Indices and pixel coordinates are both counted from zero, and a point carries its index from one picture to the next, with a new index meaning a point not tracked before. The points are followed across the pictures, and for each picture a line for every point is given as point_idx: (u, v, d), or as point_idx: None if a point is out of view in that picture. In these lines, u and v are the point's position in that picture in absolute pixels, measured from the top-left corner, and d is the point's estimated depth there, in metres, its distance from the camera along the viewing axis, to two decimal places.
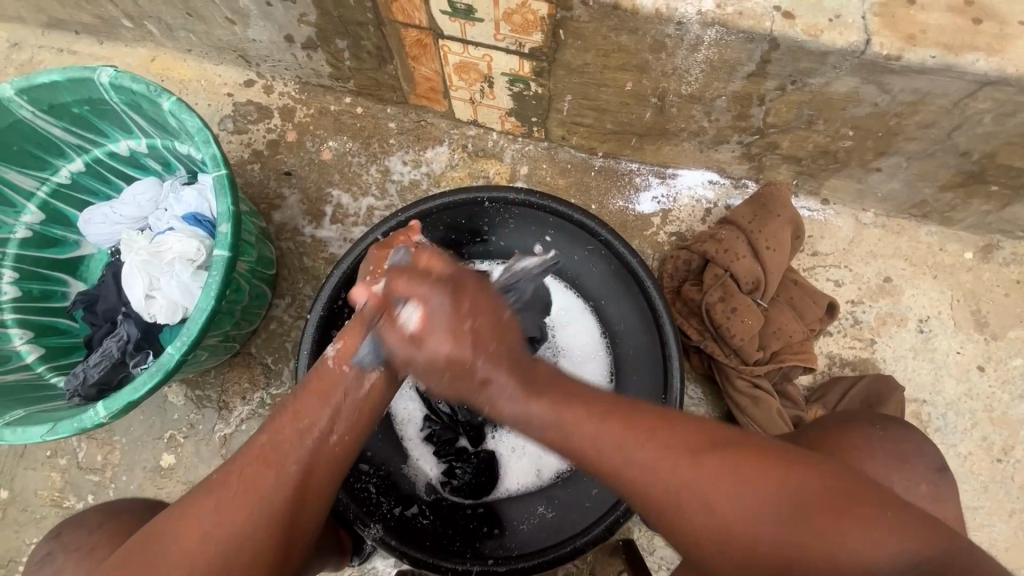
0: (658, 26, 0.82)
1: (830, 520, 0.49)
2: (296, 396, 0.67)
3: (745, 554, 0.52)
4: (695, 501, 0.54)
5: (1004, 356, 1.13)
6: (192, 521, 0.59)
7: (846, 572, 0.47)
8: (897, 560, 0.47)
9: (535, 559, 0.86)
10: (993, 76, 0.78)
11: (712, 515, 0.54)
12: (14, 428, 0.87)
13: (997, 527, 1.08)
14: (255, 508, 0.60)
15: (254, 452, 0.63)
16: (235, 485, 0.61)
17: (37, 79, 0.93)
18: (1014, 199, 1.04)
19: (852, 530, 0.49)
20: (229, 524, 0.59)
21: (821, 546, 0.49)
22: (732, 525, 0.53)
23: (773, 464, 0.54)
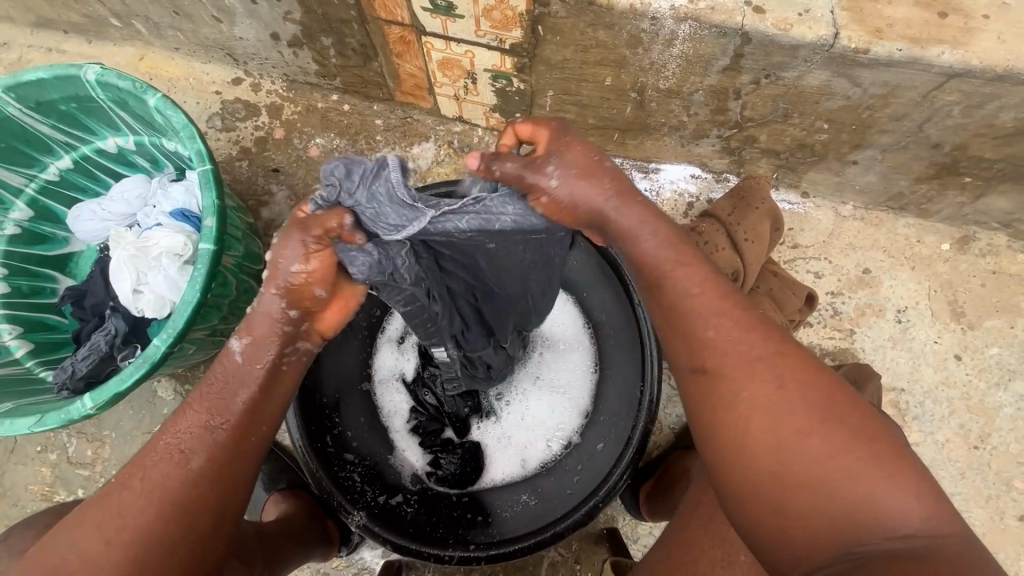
0: (633, 21, 0.84)
1: (874, 471, 0.52)
2: (197, 394, 0.61)
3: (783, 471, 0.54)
4: (763, 407, 0.56)
5: (981, 345, 1.15)
6: (97, 524, 0.58)
7: (862, 513, 0.51)
8: (920, 520, 0.51)
9: (517, 545, 0.88)
10: (959, 68, 0.80)
11: (770, 420, 0.55)
12: (2, 420, 0.88)
13: (974, 512, 1.10)
14: (154, 509, 0.58)
15: (155, 452, 0.60)
16: (138, 486, 0.59)
17: (23, 76, 0.94)
18: (987, 190, 1.06)
19: (885, 483, 0.52)
20: (130, 525, 0.58)
21: (854, 486, 0.52)
22: (785, 438, 0.54)
23: (850, 414, 0.55)
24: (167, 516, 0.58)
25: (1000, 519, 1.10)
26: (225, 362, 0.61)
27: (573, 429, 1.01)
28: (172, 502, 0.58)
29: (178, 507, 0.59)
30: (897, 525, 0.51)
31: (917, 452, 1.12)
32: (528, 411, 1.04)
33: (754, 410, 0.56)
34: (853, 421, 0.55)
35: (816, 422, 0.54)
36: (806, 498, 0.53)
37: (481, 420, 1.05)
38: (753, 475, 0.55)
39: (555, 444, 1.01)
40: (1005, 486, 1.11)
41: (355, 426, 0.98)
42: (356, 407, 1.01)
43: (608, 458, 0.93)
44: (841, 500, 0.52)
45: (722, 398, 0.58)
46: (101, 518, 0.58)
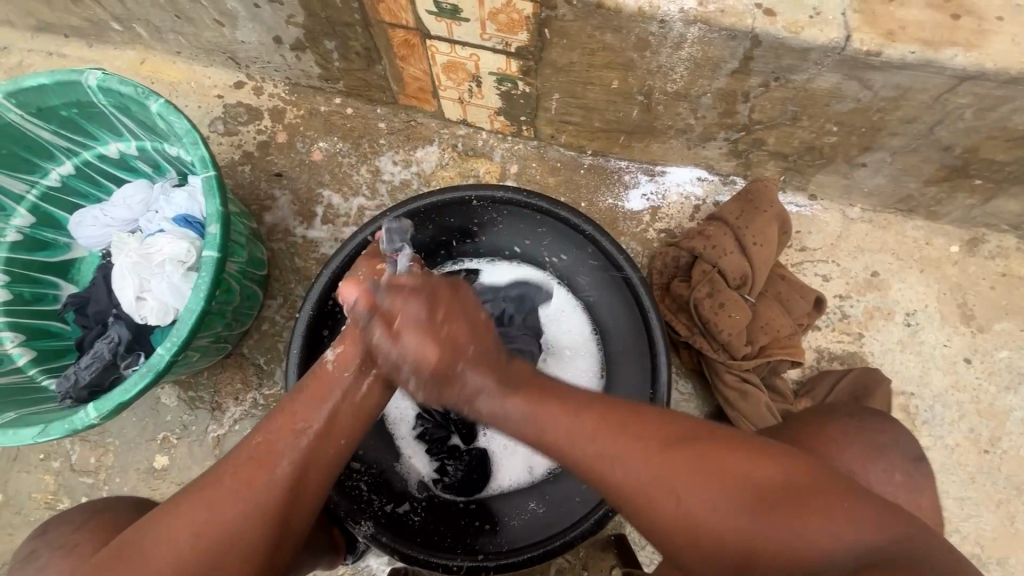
0: (641, 25, 0.83)
1: (788, 519, 0.51)
2: (292, 398, 0.67)
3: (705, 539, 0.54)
4: (671, 506, 0.55)
5: (990, 348, 1.14)
6: (187, 516, 0.58)
7: (798, 563, 0.49)
8: (844, 548, 0.48)
9: (525, 554, 0.87)
10: (972, 71, 0.79)
11: (683, 514, 0.54)
12: (5, 430, 0.87)
13: (985, 517, 1.09)
14: (250, 505, 0.59)
15: (250, 451, 0.62)
16: (230, 482, 0.60)
17: (24, 82, 0.93)
18: (998, 192, 1.05)
19: (804, 524, 0.50)
20: (223, 522, 0.58)
21: (776, 540, 0.50)
22: (701, 525, 0.53)
23: (743, 461, 0.55)
24: (268, 511, 0.60)
25: (1010, 524, 1.09)
26: (318, 372, 0.68)
27: None
28: (266, 500, 0.60)
29: (272, 506, 0.60)
30: (832, 563, 0.48)
31: (927, 456, 1.11)
32: None
33: (671, 516, 0.55)
34: (744, 470, 0.54)
35: (704, 495, 0.54)
36: (753, 572, 0.51)
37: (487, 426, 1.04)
38: (706, 572, 0.54)
39: None
40: (1016, 491, 1.10)
41: None
42: None
43: None
44: (774, 561, 0.50)
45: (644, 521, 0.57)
46: (184, 515, 0.58)
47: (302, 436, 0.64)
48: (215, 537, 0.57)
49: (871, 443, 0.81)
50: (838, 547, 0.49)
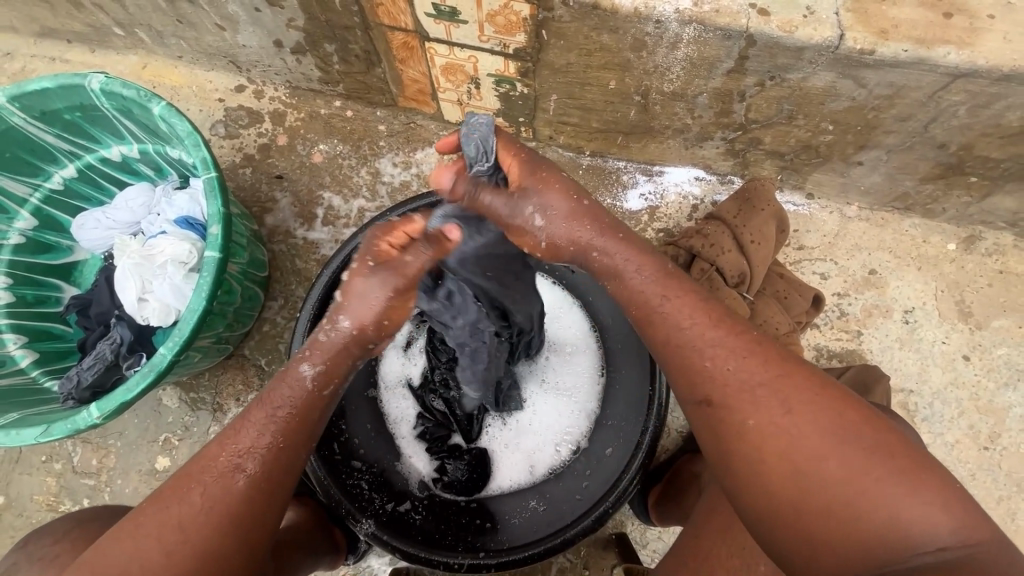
0: (638, 25, 0.84)
1: (905, 486, 0.50)
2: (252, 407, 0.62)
3: (805, 489, 0.53)
4: (789, 438, 0.54)
5: (989, 345, 1.14)
6: (156, 537, 0.58)
7: (895, 531, 0.49)
8: (953, 531, 0.49)
9: (528, 551, 0.88)
10: (965, 69, 0.80)
11: (795, 445, 0.54)
12: (7, 431, 0.88)
13: (986, 514, 1.09)
14: (220, 520, 0.59)
15: (215, 466, 0.60)
16: (200, 499, 0.59)
17: (28, 86, 0.94)
18: (993, 189, 1.05)
19: (913, 503, 0.49)
20: (192, 539, 0.58)
21: (881, 503, 0.50)
22: (808, 463, 0.53)
23: (882, 431, 0.53)
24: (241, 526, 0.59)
25: (1011, 521, 1.09)
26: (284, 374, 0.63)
27: (580, 433, 1.00)
28: (236, 512, 0.59)
29: (245, 517, 0.60)
30: (929, 542, 0.48)
31: None
32: (536, 416, 1.04)
33: (781, 441, 0.54)
34: (890, 441, 0.53)
35: (832, 439, 0.53)
36: (840, 522, 0.51)
37: (488, 424, 1.04)
38: (777, 505, 0.54)
39: (563, 449, 1.00)
40: (1017, 487, 1.10)
41: (362, 432, 0.99)
42: (361, 414, 1.01)
43: (617, 462, 0.93)
44: (869, 520, 0.50)
45: (741, 432, 0.57)
46: (157, 533, 0.58)
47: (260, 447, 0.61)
48: (190, 554, 0.57)
49: None
50: (948, 530, 0.49)
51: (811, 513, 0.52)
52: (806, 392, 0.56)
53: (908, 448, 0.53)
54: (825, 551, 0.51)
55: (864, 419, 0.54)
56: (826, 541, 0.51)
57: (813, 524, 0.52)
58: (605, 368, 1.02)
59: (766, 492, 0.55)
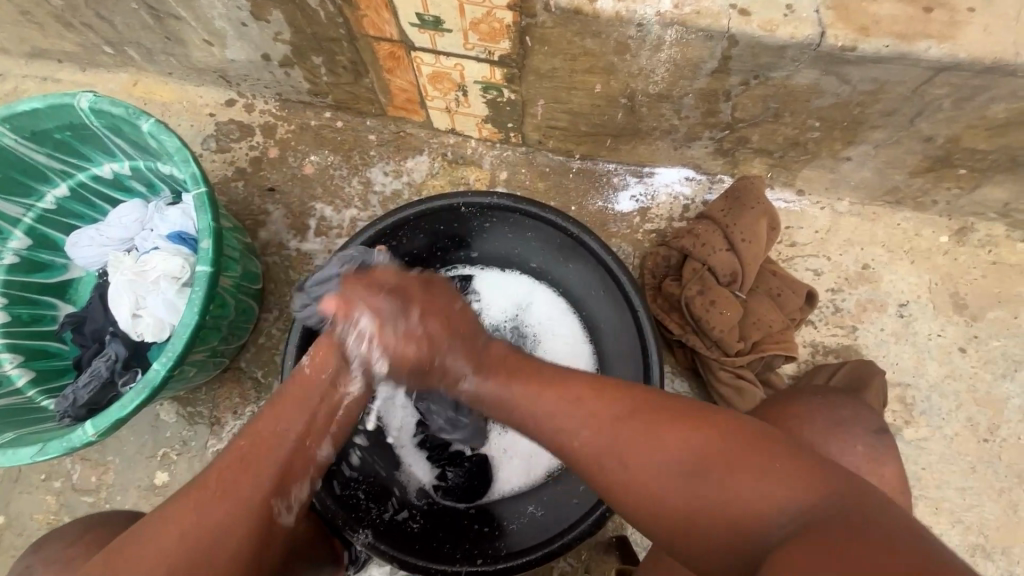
0: (620, 29, 0.84)
1: (754, 464, 0.55)
2: (270, 406, 0.69)
3: (643, 488, 0.59)
4: (620, 460, 0.60)
5: (985, 336, 1.14)
6: (172, 522, 0.59)
7: (748, 522, 0.53)
8: (798, 500, 0.51)
9: (525, 557, 0.86)
10: (947, 62, 0.80)
11: (650, 474, 0.58)
12: (4, 450, 0.88)
13: (987, 506, 1.09)
14: (235, 509, 0.61)
15: (240, 453, 0.64)
16: (230, 497, 0.61)
17: (18, 107, 0.95)
18: (983, 180, 1.05)
19: (750, 487, 0.54)
20: (231, 536, 0.60)
21: (728, 491, 0.54)
22: (657, 486, 0.58)
23: (703, 426, 0.59)
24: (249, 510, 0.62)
25: (1013, 513, 1.09)
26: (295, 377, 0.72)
27: None
28: (257, 498, 0.63)
29: (259, 505, 0.63)
30: (782, 519, 0.51)
31: (926, 447, 1.11)
32: None
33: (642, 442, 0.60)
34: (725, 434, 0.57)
35: (668, 452, 0.58)
36: (702, 526, 0.55)
37: (485, 431, 1.05)
38: (660, 525, 0.58)
39: None
40: (1017, 479, 1.09)
41: (358, 443, 0.97)
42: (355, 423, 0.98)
43: None
44: (728, 508, 0.54)
45: (603, 479, 0.61)
46: (155, 533, 0.59)
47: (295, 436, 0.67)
48: (202, 539, 0.59)
49: (832, 423, 0.83)
50: (796, 498, 0.52)
51: (686, 520, 0.56)
52: (649, 414, 0.62)
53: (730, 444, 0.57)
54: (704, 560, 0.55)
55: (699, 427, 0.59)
56: (712, 542, 0.54)
57: (693, 535, 0.55)
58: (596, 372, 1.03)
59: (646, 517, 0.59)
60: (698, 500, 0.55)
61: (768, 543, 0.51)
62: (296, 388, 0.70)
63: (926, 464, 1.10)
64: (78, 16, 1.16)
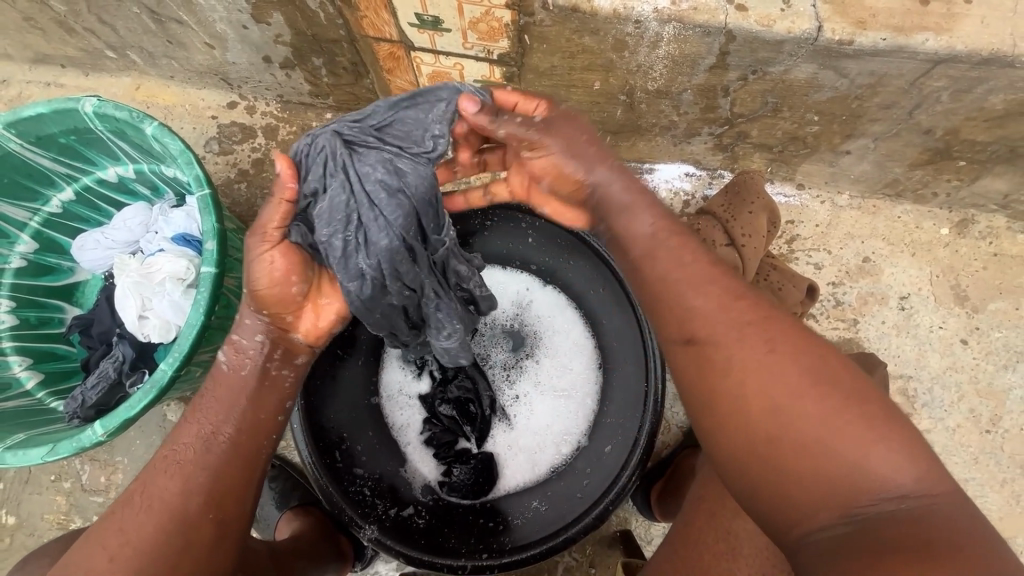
0: (617, 26, 0.84)
1: (885, 439, 0.53)
2: (190, 411, 0.70)
3: (768, 400, 0.57)
4: (754, 354, 0.60)
5: (987, 328, 1.14)
6: (102, 543, 0.63)
7: (861, 482, 0.52)
8: (915, 484, 0.52)
9: (529, 551, 0.87)
10: (944, 54, 0.80)
11: (784, 394, 0.57)
12: (15, 452, 0.89)
13: (990, 497, 1.09)
14: (163, 520, 0.64)
15: (161, 465, 0.67)
16: (145, 502, 0.65)
17: (23, 112, 0.96)
18: (983, 171, 1.05)
19: (876, 448, 0.53)
20: (157, 547, 0.63)
21: (853, 450, 0.53)
22: (787, 406, 0.56)
23: (851, 379, 0.57)
24: (177, 519, 0.64)
25: (1016, 504, 1.09)
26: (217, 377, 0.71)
27: (581, 432, 1.02)
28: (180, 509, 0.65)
29: (189, 511, 0.65)
30: (886, 492, 0.52)
31: (928, 438, 1.11)
32: (536, 416, 1.05)
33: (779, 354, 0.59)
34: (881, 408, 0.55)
35: (820, 387, 0.56)
36: (813, 468, 0.54)
37: (492, 428, 1.06)
38: (751, 443, 0.58)
39: (564, 448, 1.02)
40: (1020, 470, 1.10)
41: (365, 440, 0.99)
42: (361, 423, 1.00)
43: (614, 462, 0.93)
44: (838, 465, 0.53)
45: (728, 370, 0.61)
46: (92, 552, 0.63)
47: (209, 443, 0.68)
48: (137, 552, 0.63)
49: None
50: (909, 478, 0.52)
51: (790, 451, 0.56)
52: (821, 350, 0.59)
53: (869, 402, 0.56)
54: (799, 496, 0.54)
55: (845, 375, 0.58)
56: (794, 483, 0.55)
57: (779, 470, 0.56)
58: (599, 366, 1.03)
59: (746, 427, 0.58)
60: (824, 440, 0.54)
61: (854, 508, 0.52)
62: (222, 384, 0.71)
63: None
64: (81, 21, 1.17)
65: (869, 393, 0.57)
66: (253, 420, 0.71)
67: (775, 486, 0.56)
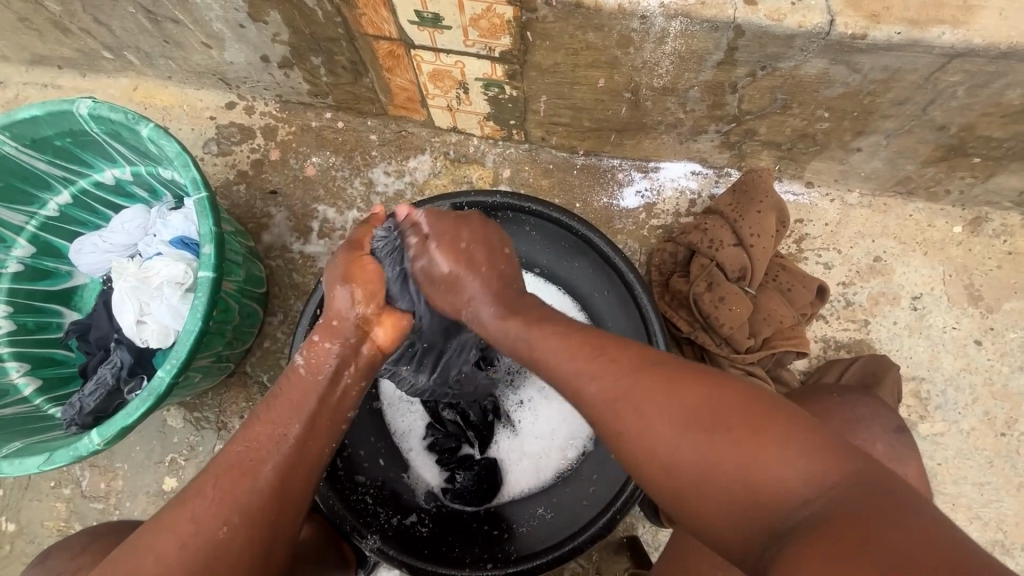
0: (623, 21, 0.82)
1: (771, 443, 0.50)
2: (266, 405, 0.67)
3: (650, 440, 0.55)
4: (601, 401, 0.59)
5: (1001, 328, 1.12)
6: (173, 531, 0.58)
7: (762, 492, 0.49)
8: (808, 482, 0.48)
9: (535, 560, 0.85)
10: (961, 48, 0.78)
11: (648, 425, 0.55)
12: (11, 460, 0.88)
13: (1006, 501, 1.07)
14: (233, 512, 0.60)
15: (231, 458, 0.62)
16: (214, 492, 0.60)
17: (17, 115, 0.94)
18: (998, 168, 1.03)
19: (769, 457, 0.49)
20: (224, 542, 0.59)
21: (738, 464, 0.50)
22: (667, 440, 0.54)
23: (720, 387, 0.55)
24: (247, 514, 0.60)
25: None
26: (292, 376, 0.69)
27: (588, 436, 1.00)
28: (252, 504, 0.60)
29: (258, 507, 0.61)
30: (790, 497, 0.48)
31: (942, 442, 1.09)
32: (541, 421, 1.03)
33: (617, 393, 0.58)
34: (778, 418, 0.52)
35: (678, 409, 0.54)
36: (715, 491, 0.51)
37: (496, 434, 1.04)
38: (664, 484, 0.54)
39: (570, 453, 1.00)
40: None
41: (368, 446, 0.97)
42: (363, 429, 0.99)
43: (620, 469, 0.91)
44: (736, 480, 0.50)
45: (617, 435, 0.57)
46: (155, 541, 0.58)
47: (283, 441, 0.64)
48: (204, 546, 0.58)
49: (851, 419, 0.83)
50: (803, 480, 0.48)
51: (688, 487, 0.53)
52: (612, 361, 0.60)
53: (752, 403, 0.53)
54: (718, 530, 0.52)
55: (670, 387, 0.56)
56: (708, 507, 0.52)
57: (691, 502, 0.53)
58: None
59: (648, 473, 0.55)
60: (716, 464, 0.51)
61: (774, 519, 0.48)
62: (302, 381, 0.68)
63: (942, 459, 1.08)
64: (76, 21, 1.15)
65: (749, 395, 0.54)
66: (327, 425, 0.68)
67: (697, 522, 0.53)
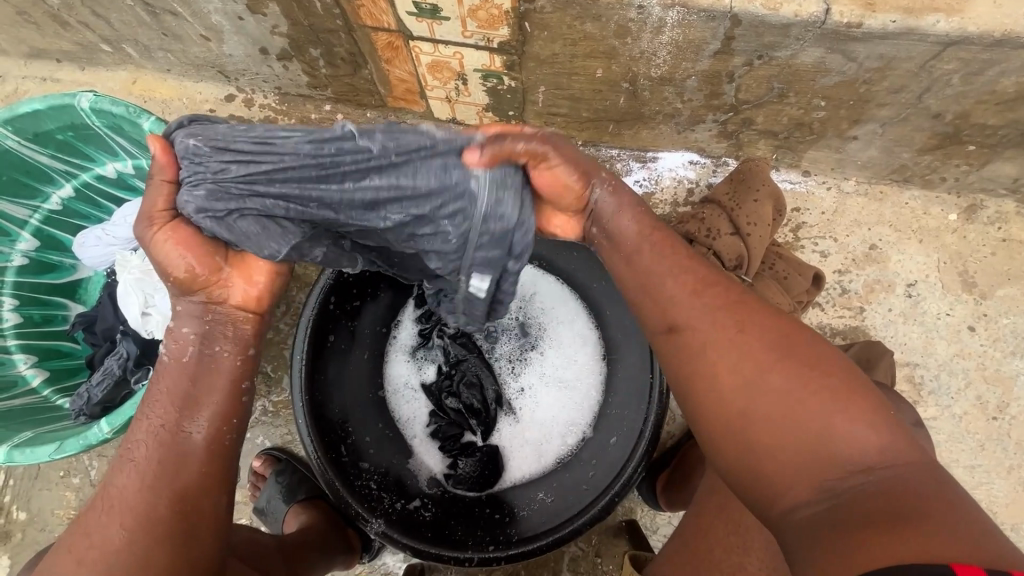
0: (620, 12, 0.83)
1: (851, 410, 0.53)
2: (144, 405, 0.65)
3: (738, 371, 0.58)
4: (697, 329, 0.61)
5: (995, 314, 1.13)
6: (80, 543, 0.60)
7: (829, 449, 0.52)
8: (879, 454, 0.51)
9: (536, 543, 0.86)
10: (956, 36, 0.78)
11: (743, 360, 0.58)
12: (23, 449, 0.90)
13: (997, 483, 1.09)
14: (136, 517, 0.60)
15: (132, 465, 0.62)
16: (113, 501, 0.61)
17: (19, 109, 0.95)
18: (993, 156, 1.04)
19: (848, 420, 0.52)
20: (129, 550, 0.59)
21: (820, 420, 0.53)
22: (757, 378, 0.56)
23: (817, 350, 0.57)
24: (146, 518, 0.60)
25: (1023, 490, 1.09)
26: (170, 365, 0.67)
27: (586, 422, 1.02)
28: (150, 507, 0.60)
29: (157, 511, 0.61)
30: (854, 461, 0.51)
31: (935, 426, 1.11)
32: (540, 408, 1.06)
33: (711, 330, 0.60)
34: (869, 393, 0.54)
35: (778, 356, 0.57)
36: (786, 434, 0.54)
37: (498, 421, 1.06)
38: (737, 419, 0.57)
39: (570, 439, 1.02)
40: None
41: (373, 434, 0.99)
42: (367, 417, 1.01)
43: (620, 453, 0.92)
44: (807, 431, 0.53)
45: (698, 361, 0.60)
46: (66, 553, 0.60)
47: (171, 437, 0.63)
48: (112, 554, 0.59)
49: None
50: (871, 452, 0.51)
51: (755, 430, 0.55)
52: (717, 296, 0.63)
53: (838, 371, 0.56)
54: (766, 469, 0.54)
55: (771, 334, 0.58)
56: (765, 452, 0.55)
57: (753, 442, 0.55)
58: (605, 358, 1.02)
59: (718, 411, 0.58)
60: (794, 410, 0.54)
61: (829, 480, 0.51)
62: (167, 373, 0.65)
63: (935, 443, 1.10)
64: (75, 14, 1.15)
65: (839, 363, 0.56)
66: (226, 418, 0.66)
67: (746, 464, 0.56)
